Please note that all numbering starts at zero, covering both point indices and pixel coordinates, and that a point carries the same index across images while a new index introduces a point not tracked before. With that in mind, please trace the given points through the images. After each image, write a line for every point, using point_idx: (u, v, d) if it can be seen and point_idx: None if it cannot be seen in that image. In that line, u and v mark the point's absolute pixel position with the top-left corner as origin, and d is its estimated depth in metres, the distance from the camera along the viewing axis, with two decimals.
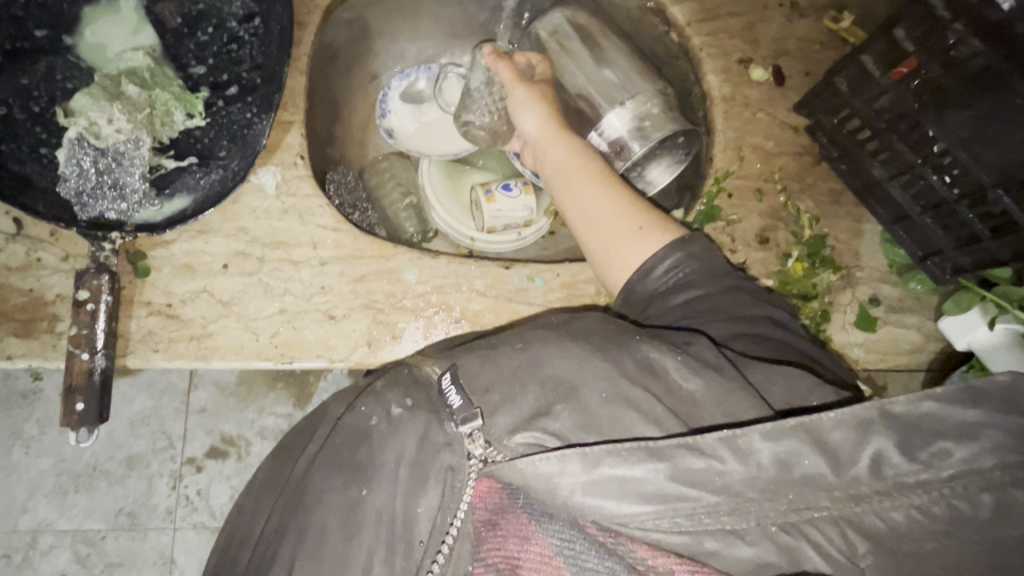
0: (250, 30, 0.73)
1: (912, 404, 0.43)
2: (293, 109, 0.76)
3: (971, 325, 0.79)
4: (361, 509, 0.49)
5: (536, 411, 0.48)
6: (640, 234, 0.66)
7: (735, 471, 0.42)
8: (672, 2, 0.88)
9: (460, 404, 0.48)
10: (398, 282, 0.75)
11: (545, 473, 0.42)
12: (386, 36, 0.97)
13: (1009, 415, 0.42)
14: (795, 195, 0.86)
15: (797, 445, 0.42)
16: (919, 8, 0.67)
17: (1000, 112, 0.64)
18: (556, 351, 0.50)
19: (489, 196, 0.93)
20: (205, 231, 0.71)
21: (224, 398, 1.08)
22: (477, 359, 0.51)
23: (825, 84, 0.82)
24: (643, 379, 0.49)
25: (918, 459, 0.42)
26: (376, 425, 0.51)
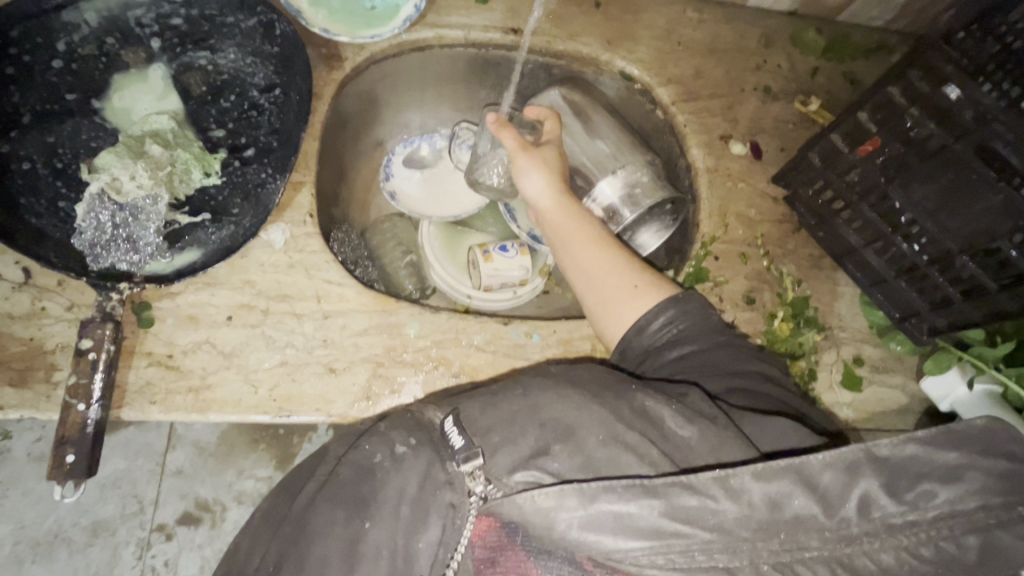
0: (271, 99, 0.79)
1: (898, 446, 0.46)
2: (305, 171, 0.80)
3: (950, 385, 0.83)
4: (363, 544, 0.49)
5: (535, 452, 0.49)
6: (635, 292, 0.70)
7: (728, 510, 0.44)
8: (657, 84, 0.96)
9: (461, 444, 0.50)
10: (399, 336, 0.76)
11: (543, 507, 0.44)
12: (394, 107, 1.04)
13: (986, 457, 0.46)
14: (777, 259, 0.91)
15: (788, 486, 0.44)
16: (878, 96, 0.76)
17: (960, 184, 0.71)
18: (553, 397, 0.52)
19: (487, 256, 0.97)
20: (212, 283, 0.73)
21: (202, 459, 1.05)
22: (478, 404, 0.54)
23: (799, 158, 0.89)
24: (639, 424, 0.51)
25: (904, 500, 0.45)
26: (381, 462, 0.53)
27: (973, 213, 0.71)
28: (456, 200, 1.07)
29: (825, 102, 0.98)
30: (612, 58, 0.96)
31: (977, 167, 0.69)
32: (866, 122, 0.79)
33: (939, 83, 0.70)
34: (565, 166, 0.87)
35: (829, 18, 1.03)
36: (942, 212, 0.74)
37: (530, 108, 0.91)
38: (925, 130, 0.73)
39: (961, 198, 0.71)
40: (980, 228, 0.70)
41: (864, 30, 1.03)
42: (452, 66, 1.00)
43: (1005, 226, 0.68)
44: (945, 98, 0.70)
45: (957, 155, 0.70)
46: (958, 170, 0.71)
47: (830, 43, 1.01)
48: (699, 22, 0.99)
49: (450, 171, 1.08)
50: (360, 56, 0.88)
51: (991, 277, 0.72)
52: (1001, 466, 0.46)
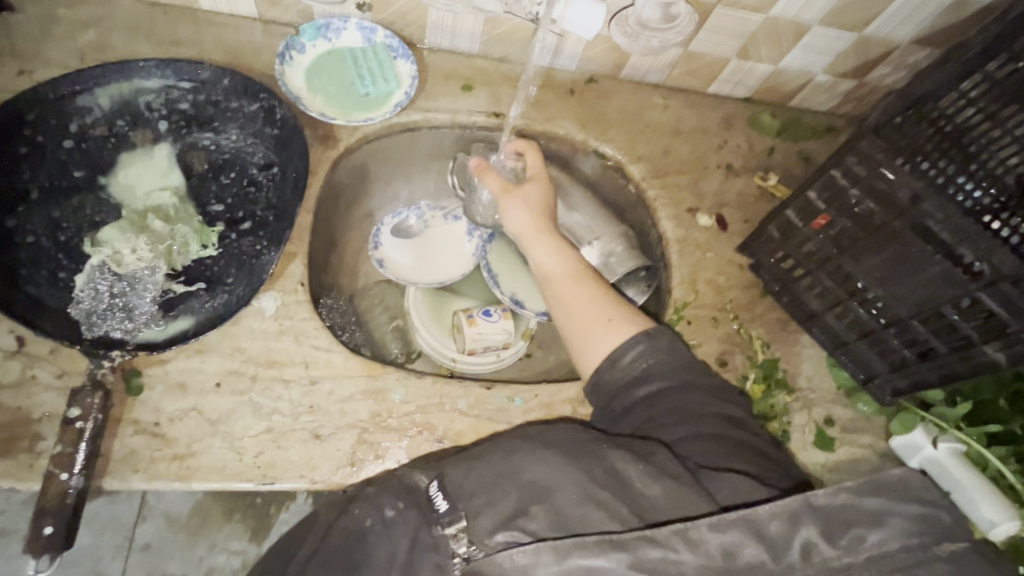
0: (269, 176, 0.85)
1: (830, 495, 0.50)
2: (298, 242, 0.84)
3: (916, 444, 0.85)
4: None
5: (512, 513, 0.52)
6: (609, 325, 0.75)
7: (689, 561, 0.47)
8: (628, 162, 1.04)
9: (446, 508, 0.53)
10: (384, 402, 0.78)
11: (521, 565, 0.47)
12: (384, 181, 1.11)
13: (903, 501, 0.50)
14: (746, 323, 0.96)
15: (739, 536, 0.48)
16: (824, 177, 0.84)
17: (903, 257, 0.78)
18: (531, 458, 0.54)
19: (471, 320, 1.02)
20: (202, 350, 0.75)
21: (171, 534, 1.10)
22: (461, 466, 0.56)
23: (760, 230, 0.96)
24: (609, 484, 0.53)
25: (839, 544, 0.48)
26: (371, 526, 0.58)
27: (920, 281, 0.77)
28: (442, 266, 1.11)
29: (782, 178, 1.07)
30: (587, 139, 1.04)
31: (914, 241, 0.76)
32: (814, 200, 0.87)
33: (873, 166, 0.79)
34: (551, 200, 0.92)
35: (782, 103, 1.13)
36: (889, 280, 0.80)
37: (512, 142, 0.95)
38: (866, 207, 0.81)
39: (908, 268, 0.78)
40: (926, 296, 0.77)
41: (814, 114, 1.14)
42: (439, 146, 1.08)
43: (944, 294, 0.75)
44: (884, 178, 0.78)
45: (894, 230, 0.78)
46: (897, 243, 0.78)
47: (783, 126, 1.12)
48: (665, 108, 1.09)
49: (437, 238, 1.12)
50: (354, 136, 0.95)
51: (941, 341, 0.78)
52: (917, 510, 0.49)
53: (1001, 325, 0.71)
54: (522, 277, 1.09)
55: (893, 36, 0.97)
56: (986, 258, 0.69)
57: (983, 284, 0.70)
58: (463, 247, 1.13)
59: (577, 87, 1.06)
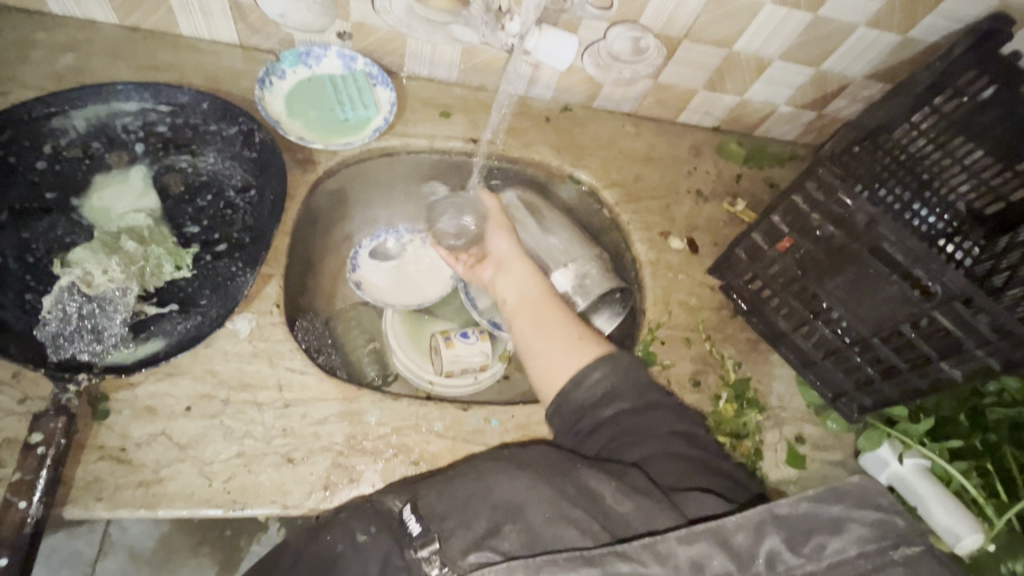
0: (246, 198, 0.85)
1: (794, 504, 0.52)
2: (274, 265, 0.84)
3: (884, 459, 0.87)
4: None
5: (486, 533, 0.54)
6: (577, 344, 0.79)
7: (657, 574, 0.48)
8: (603, 187, 1.07)
9: (419, 531, 0.55)
10: (359, 423, 0.77)
11: None
12: (363, 205, 1.12)
13: (862, 509, 0.52)
14: (718, 343, 0.99)
15: (705, 547, 0.50)
16: (786, 202, 0.88)
17: (861, 279, 0.82)
18: (505, 477, 0.56)
19: (448, 342, 1.04)
20: (173, 373, 0.74)
21: (137, 566, 1.07)
22: (435, 490, 0.58)
23: (728, 253, 1.00)
24: (582, 502, 0.55)
25: (801, 552, 0.50)
26: (342, 553, 0.57)
27: (876, 302, 0.81)
28: (420, 287, 1.12)
29: (750, 203, 1.11)
30: (563, 166, 1.07)
31: (872, 264, 0.80)
32: (779, 224, 0.90)
33: (833, 193, 0.82)
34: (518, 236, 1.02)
35: (748, 133, 1.18)
36: (852, 300, 0.84)
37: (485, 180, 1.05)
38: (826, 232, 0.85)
39: (866, 289, 0.82)
40: (884, 314, 0.80)
41: (778, 143, 1.19)
42: (417, 171, 1.10)
43: (902, 313, 0.78)
44: (842, 204, 0.81)
45: (853, 253, 0.82)
46: (858, 264, 0.82)
47: (750, 153, 1.16)
48: (637, 136, 1.13)
49: (415, 259, 1.14)
50: (332, 160, 0.96)
51: (901, 358, 0.81)
52: (873, 517, 0.51)
53: (956, 342, 0.74)
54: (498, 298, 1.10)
55: (848, 71, 1.03)
56: (936, 279, 0.73)
57: (938, 302, 0.74)
58: (441, 267, 1.14)
59: (552, 115, 1.10)
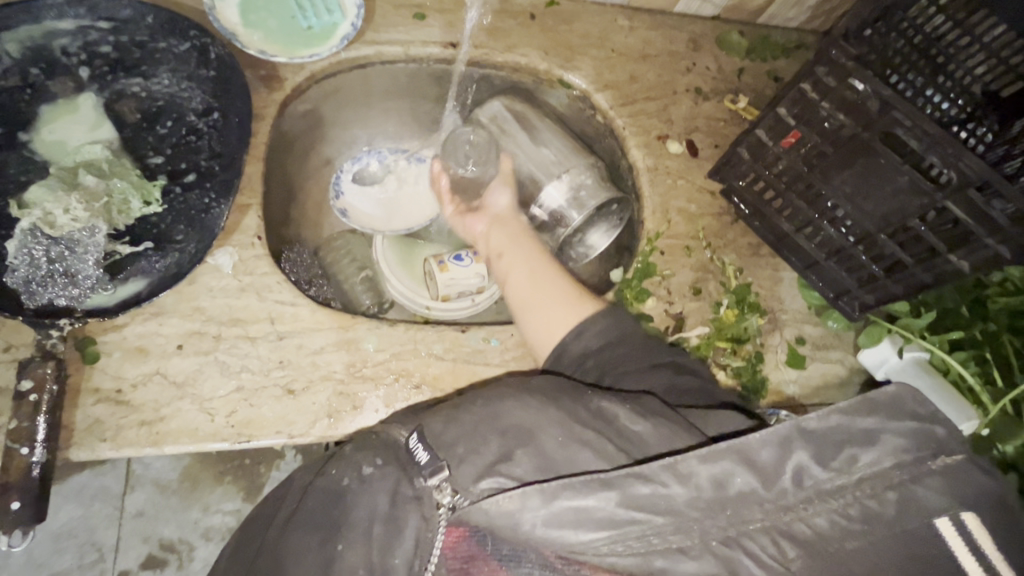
0: (209, 122, 0.77)
1: (824, 419, 0.51)
2: (249, 194, 0.79)
3: (885, 355, 0.89)
4: (339, 563, 0.54)
5: (499, 458, 0.53)
6: (563, 294, 0.79)
7: (678, 494, 0.49)
8: (595, 90, 1.00)
9: (427, 460, 0.54)
10: (357, 351, 0.76)
11: (508, 509, 0.48)
12: (339, 125, 1.04)
13: (899, 419, 0.52)
14: (719, 249, 0.96)
15: (730, 466, 0.49)
16: (794, 91, 0.81)
17: (870, 170, 0.77)
18: (512, 403, 0.55)
19: (442, 266, 1.00)
20: (159, 312, 0.71)
21: (165, 499, 1.12)
22: (441, 419, 0.57)
23: (729, 155, 0.95)
24: (595, 423, 0.55)
25: (830, 467, 0.50)
26: (350, 484, 0.57)
27: (886, 195, 0.77)
28: (408, 210, 1.07)
29: (753, 99, 1.04)
30: (551, 69, 0.99)
31: (882, 152, 0.75)
32: (784, 117, 0.84)
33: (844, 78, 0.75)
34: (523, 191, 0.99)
35: (751, 21, 1.09)
36: (859, 197, 0.80)
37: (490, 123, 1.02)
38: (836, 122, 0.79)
39: (875, 181, 0.77)
40: (896, 207, 0.76)
41: (783, 31, 1.10)
42: (393, 82, 1.01)
43: (913, 206, 0.74)
44: (854, 90, 0.74)
45: (865, 143, 0.76)
46: (869, 155, 0.77)
47: (753, 43, 1.08)
48: (631, 30, 1.03)
49: (401, 182, 1.08)
50: (300, 76, 0.87)
51: (907, 253, 0.78)
52: (910, 426, 0.52)
53: (967, 232, 0.71)
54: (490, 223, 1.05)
55: None
56: (953, 164, 0.68)
57: (950, 191, 0.70)
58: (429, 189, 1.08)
59: (537, 11, 1.00)
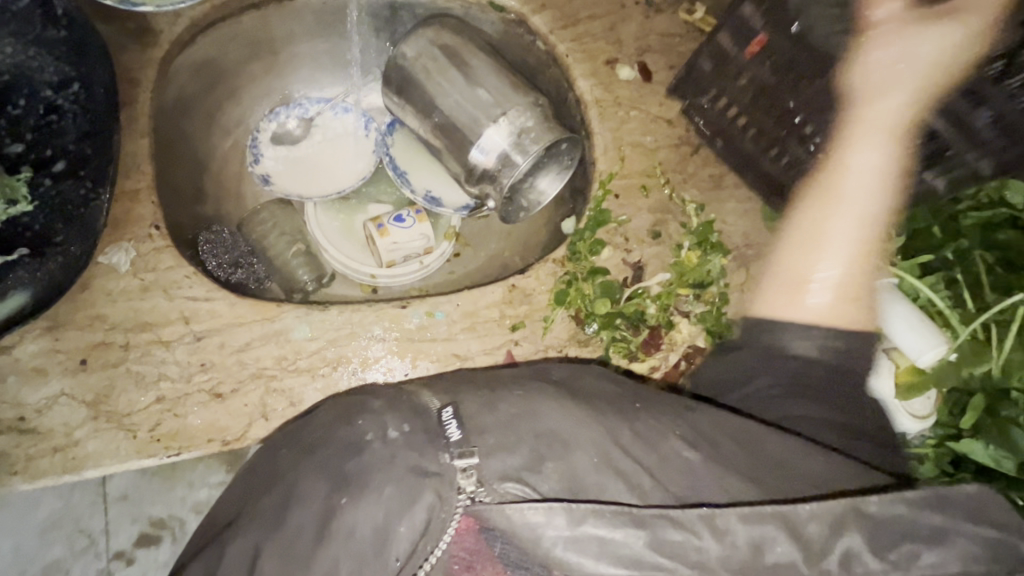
0: (71, 98, 0.65)
1: (886, 505, 0.48)
2: (137, 176, 0.69)
3: None
4: (337, 520, 0.48)
5: (529, 462, 0.50)
6: (838, 290, 0.75)
7: (710, 548, 0.46)
8: (531, 12, 0.89)
9: (459, 438, 0.50)
10: (287, 343, 0.70)
11: (532, 522, 0.46)
12: (245, 77, 0.92)
13: (970, 523, 0.47)
14: (678, 185, 0.88)
15: (772, 531, 0.46)
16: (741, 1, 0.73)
17: (837, 83, 0.73)
18: (553, 406, 0.53)
19: (382, 230, 0.93)
20: (54, 326, 0.64)
21: (147, 480, 0.98)
22: (478, 400, 0.53)
23: (690, 64, 0.84)
24: (635, 450, 0.53)
25: (887, 559, 0.46)
26: (372, 442, 0.50)
27: None
28: (342, 167, 0.97)
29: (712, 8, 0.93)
30: None
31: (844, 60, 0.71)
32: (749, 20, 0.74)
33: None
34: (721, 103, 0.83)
35: None
36: (828, 109, 0.75)
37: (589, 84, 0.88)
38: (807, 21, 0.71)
39: None
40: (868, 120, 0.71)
41: None
42: (299, 19, 0.89)
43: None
44: None
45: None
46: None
47: None
48: None
49: (329, 136, 0.97)
50: (178, 27, 0.75)
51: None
52: (988, 535, 0.47)
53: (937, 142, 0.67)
54: (439, 180, 0.97)
55: None
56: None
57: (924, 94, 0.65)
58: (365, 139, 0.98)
59: None
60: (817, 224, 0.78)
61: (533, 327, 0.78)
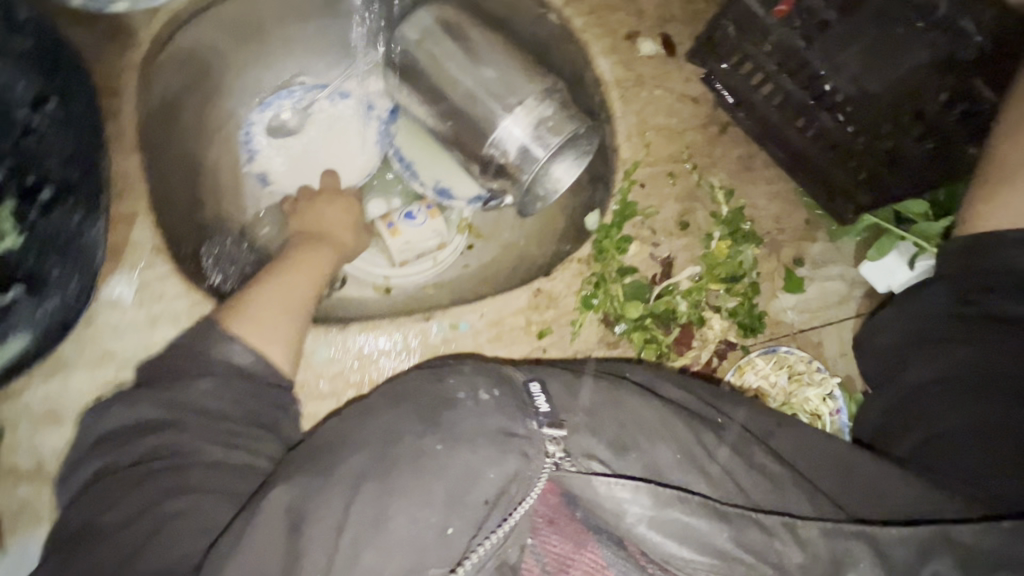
0: (46, 117, 0.59)
1: (980, 534, 0.44)
2: (132, 198, 0.64)
3: (889, 269, 0.79)
4: (427, 458, 0.46)
5: (614, 446, 0.48)
6: None
7: (792, 556, 0.44)
8: None
9: (548, 409, 0.49)
10: (308, 368, 0.69)
11: (618, 497, 0.45)
12: (231, 69, 0.84)
13: None
14: (706, 170, 0.83)
15: (856, 548, 0.44)
16: None
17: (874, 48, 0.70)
18: (638, 397, 0.52)
19: (393, 229, 0.88)
20: (62, 368, 0.60)
21: None
22: (568, 380, 0.53)
23: (710, 33, 0.78)
24: (717, 450, 0.49)
25: None
26: (465, 400, 0.49)
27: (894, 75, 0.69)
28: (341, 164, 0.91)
29: None
30: None
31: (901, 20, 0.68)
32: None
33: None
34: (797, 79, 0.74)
35: None
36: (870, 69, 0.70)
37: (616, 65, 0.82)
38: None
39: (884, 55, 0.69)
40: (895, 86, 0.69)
41: None
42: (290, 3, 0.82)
43: (927, 82, 0.68)
44: None
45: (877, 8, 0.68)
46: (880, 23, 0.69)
47: None
48: None
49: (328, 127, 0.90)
50: (157, 23, 0.67)
51: (918, 146, 0.71)
52: None
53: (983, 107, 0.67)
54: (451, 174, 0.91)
55: None
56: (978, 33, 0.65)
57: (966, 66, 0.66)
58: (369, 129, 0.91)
59: None
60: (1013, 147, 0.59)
61: (561, 333, 0.75)
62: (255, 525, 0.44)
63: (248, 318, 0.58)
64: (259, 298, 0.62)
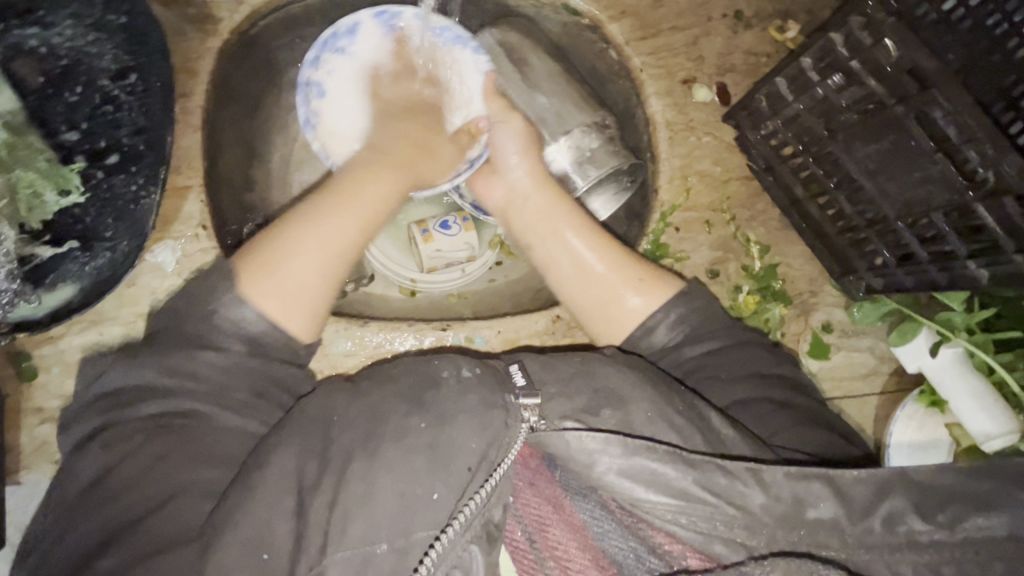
0: (127, 88, 0.63)
1: (933, 472, 0.47)
2: (188, 173, 0.69)
3: (916, 352, 0.76)
4: (414, 436, 0.51)
5: (586, 407, 0.53)
6: (641, 286, 0.68)
7: (756, 496, 0.47)
8: (610, 19, 0.82)
9: (524, 384, 0.54)
10: (325, 357, 0.73)
11: (589, 448, 0.49)
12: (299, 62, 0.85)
13: None
14: (744, 224, 0.82)
15: (818, 489, 0.47)
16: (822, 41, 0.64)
17: (897, 150, 0.62)
18: (610, 367, 0.56)
19: (426, 235, 0.89)
20: (98, 320, 0.66)
21: None
22: (538, 361, 0.58)
23: (748, 100, 0.78)
24: (691, 418, 0.54)
25: (933, 520, 0.46)
26: (447, 378, 0.54)
27: (910, 182, 0.62)
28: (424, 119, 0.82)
29: (808, 26, 0.84)
30: None
31: (913, 134, 0.59)
32: (810, 70, 0.68)
33: (880, 35, 0.58)
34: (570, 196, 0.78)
35: None
36: (881, 174, 0.65)
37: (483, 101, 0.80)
38: (864, 89, 0.63)
39: (901, 164, 0.62)
40: (920, 196, 0.61)
41: None
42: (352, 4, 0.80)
43: (940, 199, 0.60)
44: (887, 50, 0.58)
45: (897, 118, 0.60)
46: (898, 133, 0.61)
47: None
48: None
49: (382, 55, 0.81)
50: (239, 14, 0.71)
51: (924, 247, 0.64)
52: None
53: (994, 242, 0.57)
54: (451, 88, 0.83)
55: None
56: (992, 167, 0.53)
57: (981, 194, 0.56)
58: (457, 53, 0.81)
59: None
60: (545, 252, 0.75)
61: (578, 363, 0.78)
62: (243, 511, 0.48)
63: (280, 285, 0.58)
64: (307, 252, 0.61)
